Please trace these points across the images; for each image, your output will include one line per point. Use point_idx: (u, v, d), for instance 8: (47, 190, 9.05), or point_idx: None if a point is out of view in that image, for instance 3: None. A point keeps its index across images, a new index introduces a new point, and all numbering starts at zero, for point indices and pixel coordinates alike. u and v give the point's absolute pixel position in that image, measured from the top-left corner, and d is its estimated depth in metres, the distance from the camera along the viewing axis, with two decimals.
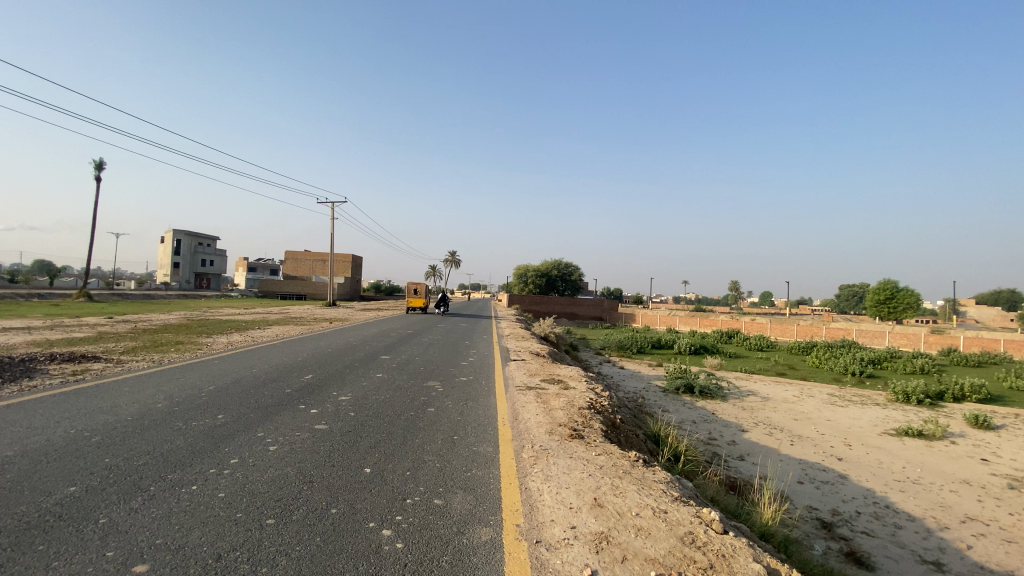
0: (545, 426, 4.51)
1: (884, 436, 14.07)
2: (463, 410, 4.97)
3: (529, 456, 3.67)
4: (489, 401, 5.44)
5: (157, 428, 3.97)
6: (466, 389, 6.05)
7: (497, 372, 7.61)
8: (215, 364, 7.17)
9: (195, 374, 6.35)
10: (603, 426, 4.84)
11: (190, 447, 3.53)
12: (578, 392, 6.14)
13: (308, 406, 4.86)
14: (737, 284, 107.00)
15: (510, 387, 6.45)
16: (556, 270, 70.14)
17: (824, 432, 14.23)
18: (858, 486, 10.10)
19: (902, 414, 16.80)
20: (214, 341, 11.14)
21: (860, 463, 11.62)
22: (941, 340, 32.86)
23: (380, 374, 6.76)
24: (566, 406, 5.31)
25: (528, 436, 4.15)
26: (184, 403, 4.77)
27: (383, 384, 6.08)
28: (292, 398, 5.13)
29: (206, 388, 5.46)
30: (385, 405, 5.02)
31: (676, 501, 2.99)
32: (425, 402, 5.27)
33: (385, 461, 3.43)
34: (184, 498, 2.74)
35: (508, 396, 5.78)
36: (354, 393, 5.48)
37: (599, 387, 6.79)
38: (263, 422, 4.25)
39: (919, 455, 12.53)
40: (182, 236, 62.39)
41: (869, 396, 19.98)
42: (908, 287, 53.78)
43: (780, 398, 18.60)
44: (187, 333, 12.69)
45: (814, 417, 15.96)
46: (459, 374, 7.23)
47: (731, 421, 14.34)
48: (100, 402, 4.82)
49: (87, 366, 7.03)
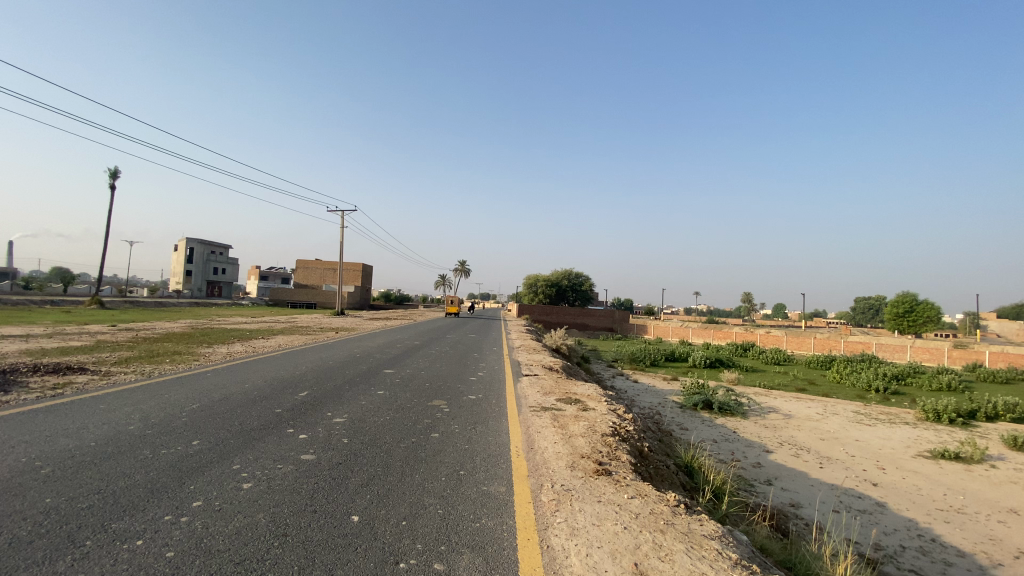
0: (565, 458, 3.93)
1: (918, 459, 13.15)
2: (471, 437, 4.38)
3: (550, 500, 3.09)
4: (500, 426, 4.85)
5: (120, 458, 3.44)
6: (475, 410, 5.47)
7: (508, 390, 7.02)
8: (207, 378, 6.67)
9: (182, 389, 5.85)
10: (632, 458, 4.27)
11: (150, 485, 2.99)
12: (599, 415, 5.56)
13: (298, 430, 4.31)
14: (749, 296, 105.31)
15: (523, 407, 5.86)
16: (566, 280, 69.37)
17: (854, 453, 13.35)
18: (898, 515, 9.27)
19: (934, 434, 15.81)
20: (213, 351, 10.68)
21: (897, 489, 10.75)
22: (965, 355, 31.53)
23: (382, 391, 6.21)
24: (588, 433, 4.71)
25: (548, 472, 3.58)
26: (159, 427, 4.24)
27: (383, 403, 5.51)
28: (283, 420, 4.60)
29: (190, 407, 4.94)
30: (383, 430, 4.45)
31: (737, 569, 2.39)
32: (429, 425, 4.70)
33: (378, 506, 2.85)
34: (122, 558, 2.19)
35: (521, 419, 5.20)
36: (350, 415, 4.92)
37: (622, 409, 6.20)
38: (242, 450, 3.71)
39: (959, 480, 11.59)
40: (195, 244, 62.73)
41: (896, 414, 18.95)
42: (929, 300, 52.10)
43: (803, 416, 17.66)
44: (187, 342, 12.27)
45: (841, 437, 15.06)
46: (467, 391, 6.63)
47: (754, 441, 13.53)
48: (69, 422, 4.32)
49: (71, 379, 6.57)
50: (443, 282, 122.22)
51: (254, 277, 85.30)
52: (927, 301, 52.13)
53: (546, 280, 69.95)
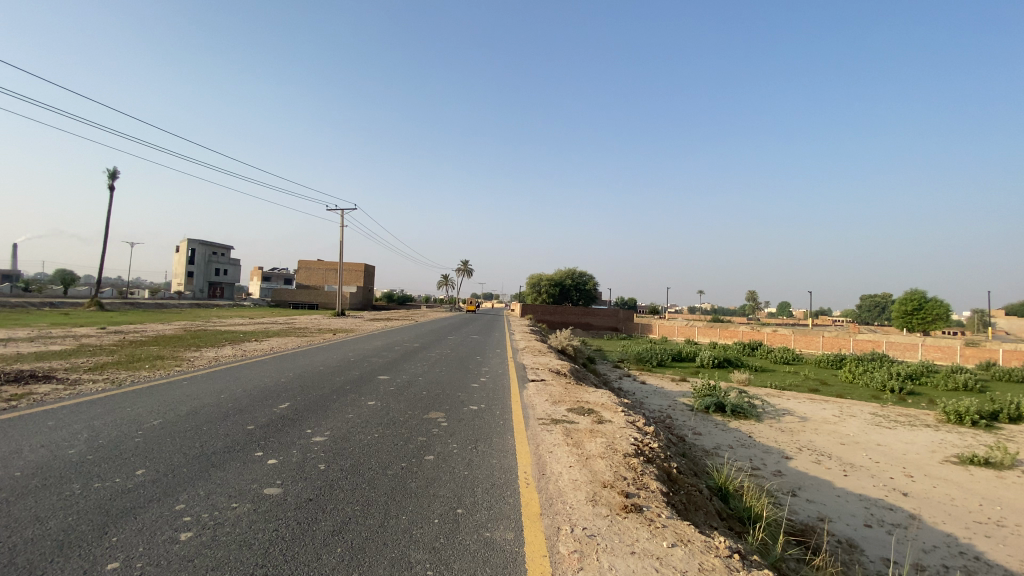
0: (584, 488, 3.27)
1: (946, 465, 12.38)
2: (471, 461, 3.71)
3: (570, 552, 2.44)
4: (505, 445, 4.18)
5: (40, 494, 2.80)
6: (476, 425, 4.80)
7: (513, 398, 6.35)
8: (182, 387, 6.04)
9: (150, 401, 5.24)
10: (662, 486, 3.62)
11: (60, 536, 2.34)
12: (616, 428, 4.91)
13: (267, 453, 3.65)
14: (753, 294, 104.62)
15: (531, 420, 5.18)
16: (569, 279, 68.66)
17: (878, 459, 12.60)
18: (936, 530, 8.44)
19: (958, 437, 15.02)
20: (200, 355, 10.05)
21: (928, 499, 9.94)
22: (977, 354, 30.76)
23: (373, 401, 5.57)
24: (608, 453, 4.04)
25: (566, 511, 2.92)
26: (104, 451, 3.60)
27: (373, 416, 4.86)
28: (253, 440, 3.95)
29: (149, 424, 4.31)
30: (369, 451, 3.80)
31: None
32: (422, 445, 4.04)
33: (349, 568, 2.18)
34: None
35: (530, 436, 4.53)
36: (332, 432, 4.26)
37: (641, 421, 5.54)
38: (194, 482, 3.06)
39: (992, 489, 10.78)
40: (196, 245, 62.33)
41: (915, 415, 18.14)
42: (936, 298, 51.25)
43: (819, 419, 16.87)
44: (175, 346, 11.61)
45: (862, 441, 14.31)
46: (468, 401, 5.96)
47: (772, 446, 12.81)
48: (2, 444, 3.70)
49: (31, 388, 5.92)
50: (445, 283, 122.10)
51: (256, 278, 84.79)
52: (935, 299, 51.29)
53: (549, 280, 69.28)
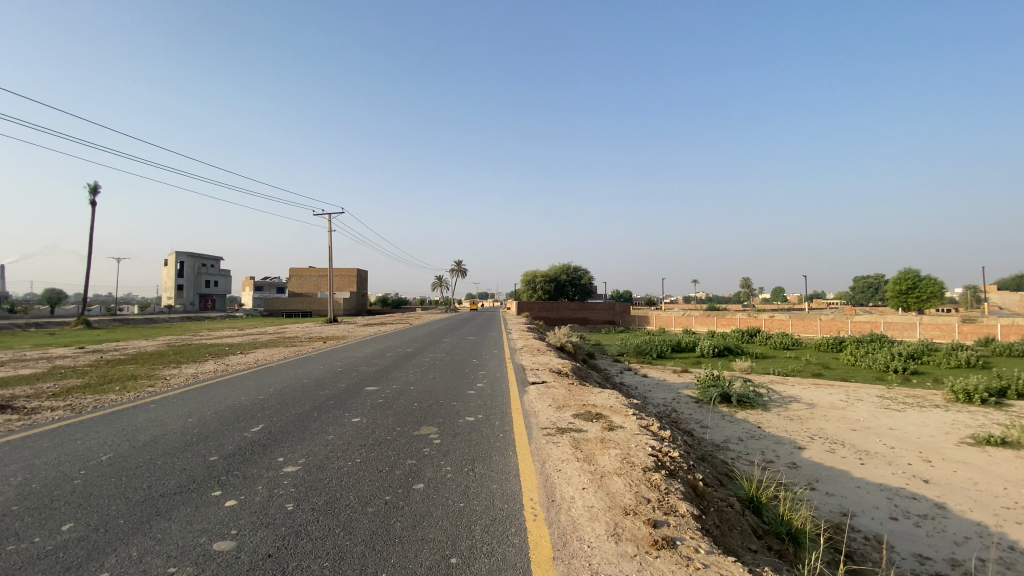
0: (603, 518, 2.74)
1: (963, 447, 11.95)
2: (467, 489, 3.16)
3: None
4: (506, 465, 3.64)
5: None
6: (473, 441, 4.26)
7: (513, 405, 5.81)
8: (146, 411, 5.45)
9: (104, 430, 4.65)
10: (692, 507, 3.10)
11: None
12: (629, 437, 4.39)
13: (225, 492, 3.08)
14: (747, 282, 104.92)
15: (534, 431, 4.64)
16: (564, 275, 68.11)
17: (892, 444, 12.16)
18: (964, 519, 7.90)
19: (970, 417, 14.59)
20: (176, 373, 9.41)
21: (951, 485, 9.46)
22: (976, 330, 30.60)
23: (357, 418, 5.01)
24: (625, 469, 3.51)
25: (585, 552, 2.39)
26: (27, 501, 3.00)
27: (355, 437, 4.31)
28: (214, 475, 3.38)
29: (96, 460, 3.74)
30: (347, 483, 3.25)
31: None
32: (411, 470, 3.50)
33: None
34: None
35: (534, 451, 4.00)
36: (307, 460, 3.70)
37: (654, 425, 5.05)
38: (124, 541, 2.49)
39: (1013, 470, 10.33)
40: (184, 258, 61.31)
41: (923, 396, 17.73)
42: (931, 276, 51.09)
43: (827, 405, 16.42)
44: (154, 363, 10.97)
45: (873, 425, 13.89)
46: (464, 412, 5.42)
47: (783, 437, 12.34)
48: None
49: None
50: (438, 285, 121.46)
51: (249, 288, 83.90)
52: (930, 276, 51.11)
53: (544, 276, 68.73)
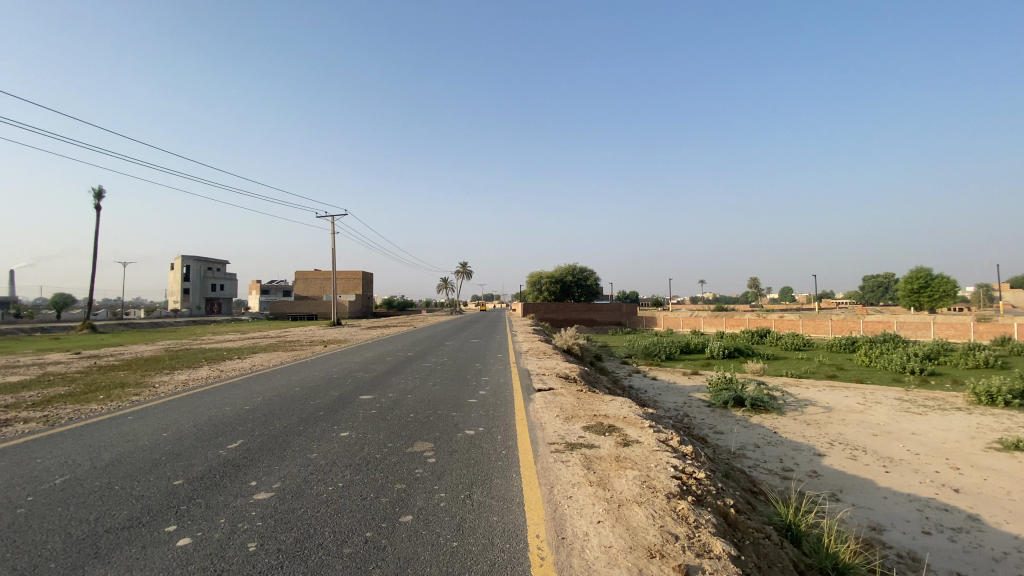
0: (623, 565, 2.25)
1: (990, 452, 11.32)
2: (461, 524, 2.71)
3: None
4: (509, 491, 3.20)
5: None
6: (472, 461, 3.80)
7: (518, 416, 5.35)
8: (121, 424, 5.04)
9: (68, 447, 4.23)
10: (728, 544, 2.61)
11: None
12: (647, 454, 3.91)
13: (181, 527, 2.65)
14: (755, 283, 103.90)
15: (541, 447, 4.17)
16: (569, 275, 67.60)
17: (916, 450, 11.55)
18: (1001, 533, 7.31)
19: (995, 421, 13.93)
20: (168, 379, 9.06)
21: (983, 495, 8.86)
22: (992, 329, 29.83)
23: (345, 432, 4.57)
24: (647, 497, 3.02)
25: None
26: None
27: (341, 455, 3.89)
28: (173, 504, 2.95)
29: (46, 485, 3.32)
30: (321, 516, 2.79)
31: None
32: (399, 498, 3.04)
33: None
34: None
35: (540, 472, 3.54)
36: (283, 484, 3.27)
37: (673, 439, 4.57)
38: None
39: None
40: (190, 262, 61.37)
41: (943, 399, 17.04)
42: (943, 274, 49.99)
43: (844, 408, 15.76)
44: (146, 369, 10.60)
45: (895, 430, 13.26)
46: (465, 424, 4.96)
47: (801, 443, 11.75)
48: None
49: None
50: (444, 288, 121.23)
51: (256, 292, 84.20)
52: (942, 274, 50.03)
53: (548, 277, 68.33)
